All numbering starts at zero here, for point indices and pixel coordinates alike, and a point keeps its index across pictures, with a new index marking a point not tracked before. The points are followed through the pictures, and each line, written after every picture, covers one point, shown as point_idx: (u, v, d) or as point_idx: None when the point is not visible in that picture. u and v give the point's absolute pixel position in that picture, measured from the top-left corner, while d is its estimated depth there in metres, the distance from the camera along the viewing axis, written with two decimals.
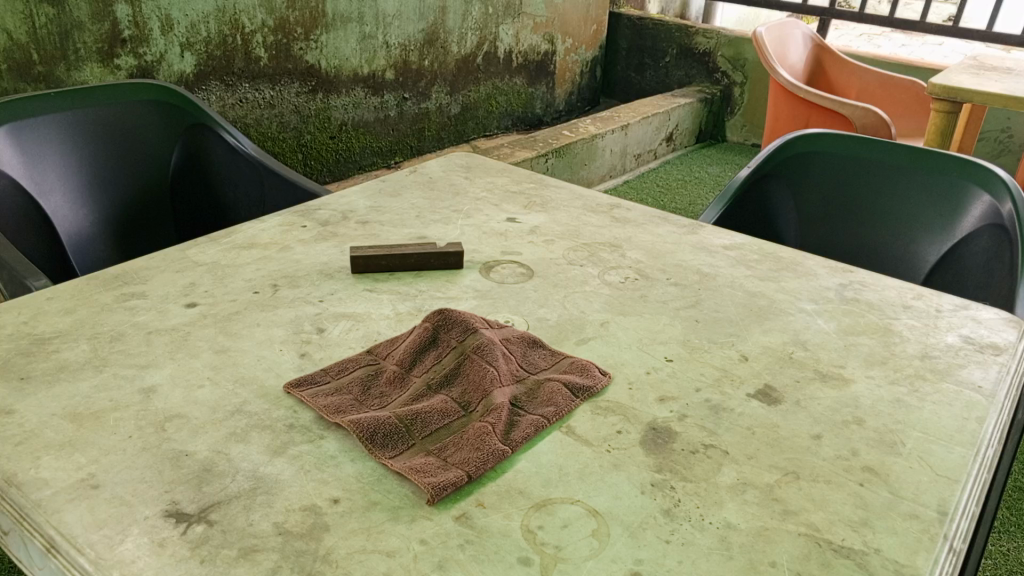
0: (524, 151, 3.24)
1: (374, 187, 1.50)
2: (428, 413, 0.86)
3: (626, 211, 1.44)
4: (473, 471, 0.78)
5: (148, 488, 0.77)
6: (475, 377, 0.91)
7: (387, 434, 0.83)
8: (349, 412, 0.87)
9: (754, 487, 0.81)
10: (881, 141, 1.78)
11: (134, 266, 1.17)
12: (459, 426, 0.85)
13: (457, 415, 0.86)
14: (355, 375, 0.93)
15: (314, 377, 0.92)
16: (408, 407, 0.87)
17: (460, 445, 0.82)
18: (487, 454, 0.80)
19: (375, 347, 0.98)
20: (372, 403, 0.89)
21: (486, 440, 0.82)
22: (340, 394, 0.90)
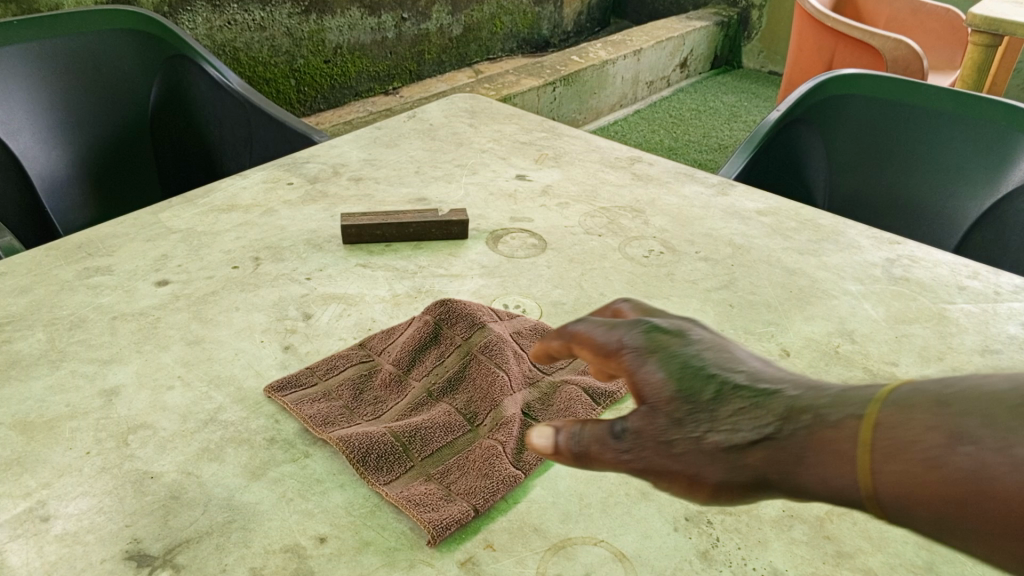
0: (532, 78, 3.04)
1: (369, 136, 1.36)
2: (426, 428, 0.75)
3: (648, 167, 1.31)
4: (481, 504, 0.68)
5: (105, 521, 0.67)
6: (484, 382, 0.80)
7: (380, 454, 0.72)
8: (338, 424, 0.76)
9: (802, 521, 0.70)
10: (923, 85, 1.57)
11: (99, 233, 1.05)
12: (463, 445, 0.74)
13: (461, 430, 0.75)
14: (344, 377, 0.82)
15: (299, 379, 0.81)
16: (404, 419, 0.76)
17: (466, 470, 0.71)
18: (497, 481, 0.70)
19: (368, 342, 0.87)
20: (363, 414, 0.78)
21: (495, 463, 0.72)
22: (327, 400, 0.79)
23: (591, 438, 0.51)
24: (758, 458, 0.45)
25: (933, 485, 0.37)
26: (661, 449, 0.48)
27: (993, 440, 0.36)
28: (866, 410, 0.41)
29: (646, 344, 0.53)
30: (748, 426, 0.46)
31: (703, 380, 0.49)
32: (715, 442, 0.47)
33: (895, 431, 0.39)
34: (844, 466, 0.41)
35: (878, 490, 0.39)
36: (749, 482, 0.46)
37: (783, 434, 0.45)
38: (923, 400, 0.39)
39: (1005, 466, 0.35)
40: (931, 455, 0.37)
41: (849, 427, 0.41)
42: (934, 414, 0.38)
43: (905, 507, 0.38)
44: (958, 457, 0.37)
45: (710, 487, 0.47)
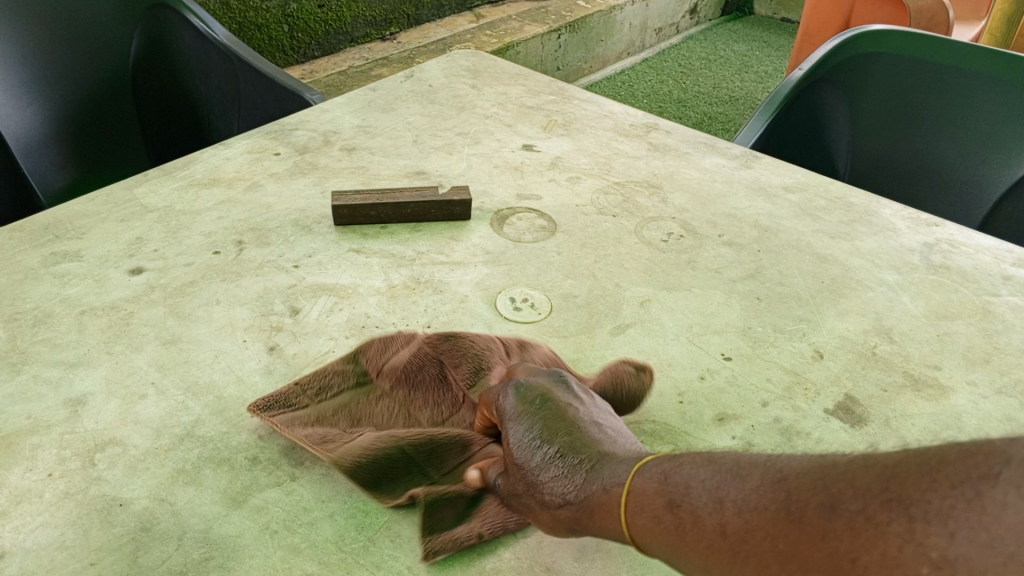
0: (535, 25, 2.90)
1: (363, 98, 1.26)
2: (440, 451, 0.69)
3: (664, 135, 1.22)
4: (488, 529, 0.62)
5: (67, 558, 0.60)
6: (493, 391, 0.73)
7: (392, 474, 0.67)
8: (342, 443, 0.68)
9: None
10: (955, 43, 1.42)
11: (69, 212, 0.96)
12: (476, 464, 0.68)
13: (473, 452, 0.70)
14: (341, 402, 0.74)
15: (289, 398, 0.72)
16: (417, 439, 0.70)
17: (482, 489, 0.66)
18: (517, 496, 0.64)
19: (361, 351, 0.78)
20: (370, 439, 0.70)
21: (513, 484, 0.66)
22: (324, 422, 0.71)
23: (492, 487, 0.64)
24: (567, 514, 0.56)
25: (659, 532, 0.48)
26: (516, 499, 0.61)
27: (692, 502, 0.46)
28: (626, 477, 0.53)
29: (516, 410, 0.64)
30: (559, 488, 0.57)
31: (533, 449, 0.60)
32: (541, 499, 0.58)
33: (638, 495, 0.50)
34: (611, 517, 0.52)
35: (633, 533, 0.50)
36: (564, 528, 0.57)
37: (581, 499, 0.55)
38: (657, 474, 0.51)
39: (691, 519, 0.46)
40: (655, 510, 0.49)
41: (616, 492, 0.53)
42: (661, 487, 0.49)
43: (647, 544, 0.49)
44: (670, 515, 0.47)
45: (545, 530, 0.59)
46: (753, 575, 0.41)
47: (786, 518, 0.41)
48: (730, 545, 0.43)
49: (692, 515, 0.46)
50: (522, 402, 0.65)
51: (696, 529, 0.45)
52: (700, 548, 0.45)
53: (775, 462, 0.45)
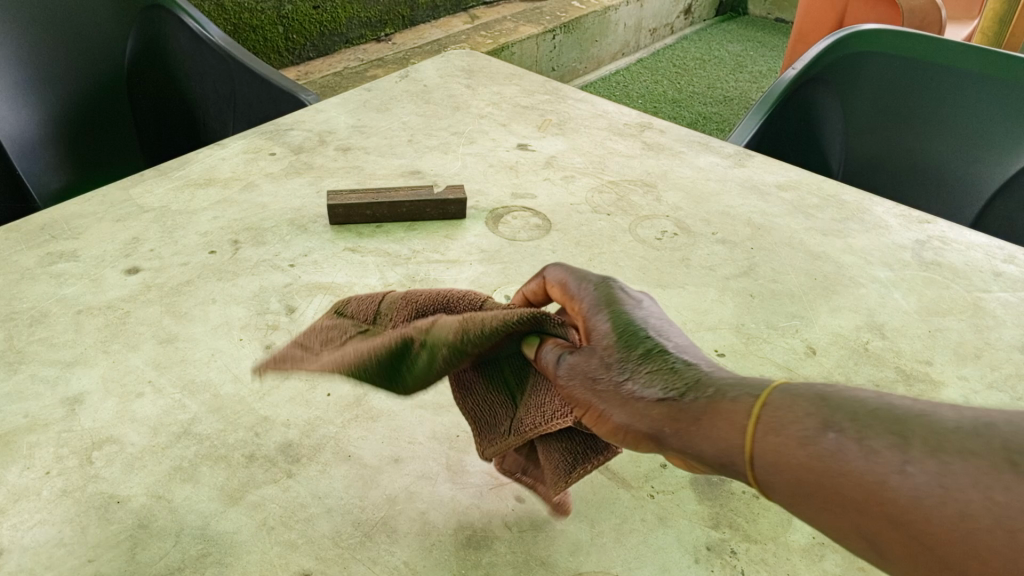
0: (530, 26, 2.90)
1: (358, 98, 1.27)
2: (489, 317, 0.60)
3: (659, 134, 1.22)
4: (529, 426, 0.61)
5: (66, 555, 0.60)
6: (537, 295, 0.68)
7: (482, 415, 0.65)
8: (395, 352, 0.61)
9: (834, 550, 0.64)
10: (946, 41, 1.43)
11: (65, 212, 0.96)
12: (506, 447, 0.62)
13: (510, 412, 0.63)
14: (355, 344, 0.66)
15: (288, 360, 0.68)
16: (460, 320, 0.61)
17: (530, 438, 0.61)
18: (586, 443, 0.60)
19: (343, 309, 0.72)
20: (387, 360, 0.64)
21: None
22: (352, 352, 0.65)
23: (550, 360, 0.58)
24: (659, 412, 0.49)
25: (812, 459, 0.42)
26: (588, 389, 0.54)
27: (861, 432, 0.41)
28: (762, 392, 0.46)
29: (607, 300, 0.59)
30: (660, 386, 0.51)
31: (636, 339, 0.55)
32: (630, 390, 0.51)
33: (788, 410, 0.44)
34: (731, 432, 0.45)
35: (768, 453, 0.44)
36: (645, 431, 0.50)
37: (691, 399, 0.49)
38: (806, 394, 0.45)
39: (858, 452, 0.40)
40: (806, 434, 0.43)
41: (745, 402, 0.46)
42: (820, 405, 0.43)
43: (781, 474, 0.43)
44: (827, 439, 0.42)
45: (612, 425, 0.52)
46: (948, 525, 0.37)
47: (1006, 471, 0.37)
48: (915, 489, 0.38)
49: (865, 447, 0.40)
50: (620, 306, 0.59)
51: (866, 463, 0.40)
52: (862, 487, 0.40)
53: (956, 409, 0.41)
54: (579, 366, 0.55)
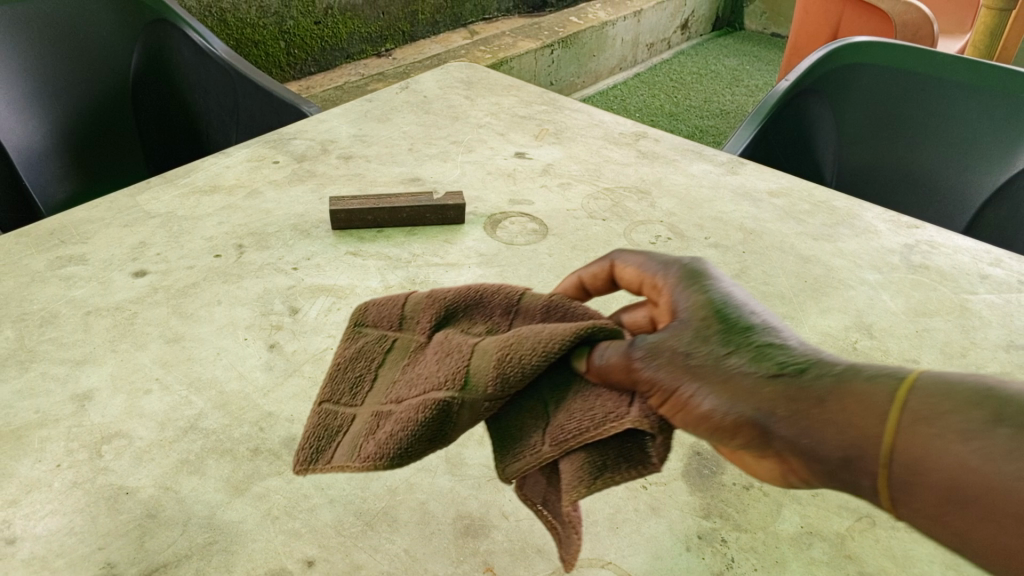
0: (529, 41, 2.94)
1: (359, 109, 1.29)
2: (535, 337, 0.58)
3: (653, 143, 1.25)
4: (567, 432, 0.55)
5: (77, 543, 0.62)
6: (596, 280, 0.67)
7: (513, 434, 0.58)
8: (437, 415, 0.56)
9: (822, 539, 0.66)
10: (937, 54, 1.46)
11: (74, 218, 0.99)
12: (533, 454, 0.56)
13: (545, 422, 0.57)
14: (390, 377, 0.64)
15: (327, 424, 0.61)
16: (498, 346, 0.59)
17: (567, 442, 0.55)
18: (619, 450, 0.55)
19: (362, 320, 0.68)
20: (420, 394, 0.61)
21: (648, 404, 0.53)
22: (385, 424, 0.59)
23: (618, 350, 0.55)
24: (771, 394, 0.48)
25: (966, 457, 0.40)
26: (671, 370, 0.51)
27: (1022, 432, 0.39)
28: (904, 381, 0.45)
29: (687, 277, 0.58)
30: (765, 368, 0.49)
31: (732, 318, 0.53)
32: (730, 370, 0.50)
33: (936, 402, 0.43)
34: (868, 422, 0.44)
35: (913, 448, 0.42)
36: (752, 412, 0.48)
37: (807, 386, 0.48)
38: (956, 386, 0.43)
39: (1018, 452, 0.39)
40: (960, 429, 0.41)
41: (886, 388, 0.45)
42: (974, 398, 0.42)
43: (927, 470, 0.42)
44: (984, 435, 0.40)
45: (707, 408, 0.49)
46: None
47: None
48: None
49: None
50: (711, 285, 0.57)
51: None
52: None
53: None
54: (668, 345, 0.53)
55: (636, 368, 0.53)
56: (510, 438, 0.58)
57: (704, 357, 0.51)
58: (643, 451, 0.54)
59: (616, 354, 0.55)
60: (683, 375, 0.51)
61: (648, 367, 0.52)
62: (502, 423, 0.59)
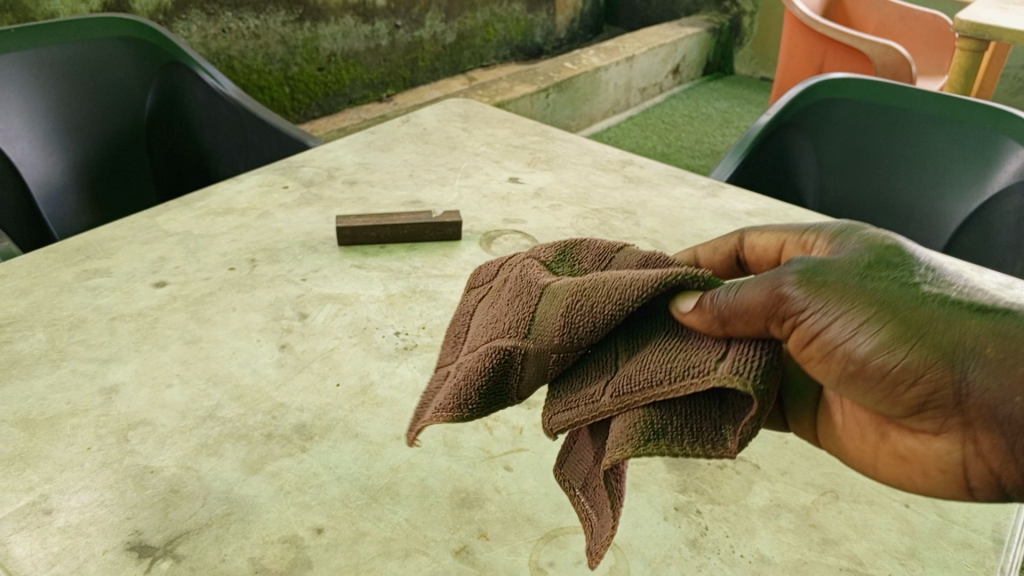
0: (525, 85, 3.06)
1: (363, 140, 1.38)
2: (614, 282, 0.59)
3: (639, 169, 1.33)
4: (634, 385, 0.55)
5: (107, 514, 0.68)
6: (715, 254, 0.74)
7: (574, 381, 0.60)
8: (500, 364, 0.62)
9: (789, 510, 0.72)
10: (909, 88, 1.55)
11: (98, 236, 1.06)
12: (587, 406, 0.57)
13: (611, 375, 0.58)
14: (479, 317, 0.71)
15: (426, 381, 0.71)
16: (569, 293, 0.61)
17: (627, 397, 0.55)
18: (686, 421, 0.53)
19: (475, 282, 0.77)
20: (489, 330, 0.66)
21: (739, 364, 0.52)
22: (451, 375, 0.66)
23: (755, 280, 0.54)
24: (967, 332, 0.48)
25: None
26: (835, 297, 0.51)
27: None
28: None
29: (838, 232, 0.61)
30: (955, 304, 0.50)
31: (908, 256, 0.54)
32: (914, 303, 0.50)
33: None
34: None
35: None
36: (945, 349, 0.48)
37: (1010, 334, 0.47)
38: None
39: None
40: None
41: None
42: None
43: None
44: None
45: (889, 335, 0.49)
46: None
47: None
48: None
49: None
50: (881, 235, 0.57)
51: None
52: None
53: None
54: (838, 274, 0.52)
55: (789, 291, 0.52)
56: (574, 388, 0.60)
57: (882, 289, 0.51)
58: (720, 432, 0.53)
59: (751, 281, 0.54)
60: (855, 302, 0.51)
61: (806, 290, 0.52)
62: (568, 373, 0.61)
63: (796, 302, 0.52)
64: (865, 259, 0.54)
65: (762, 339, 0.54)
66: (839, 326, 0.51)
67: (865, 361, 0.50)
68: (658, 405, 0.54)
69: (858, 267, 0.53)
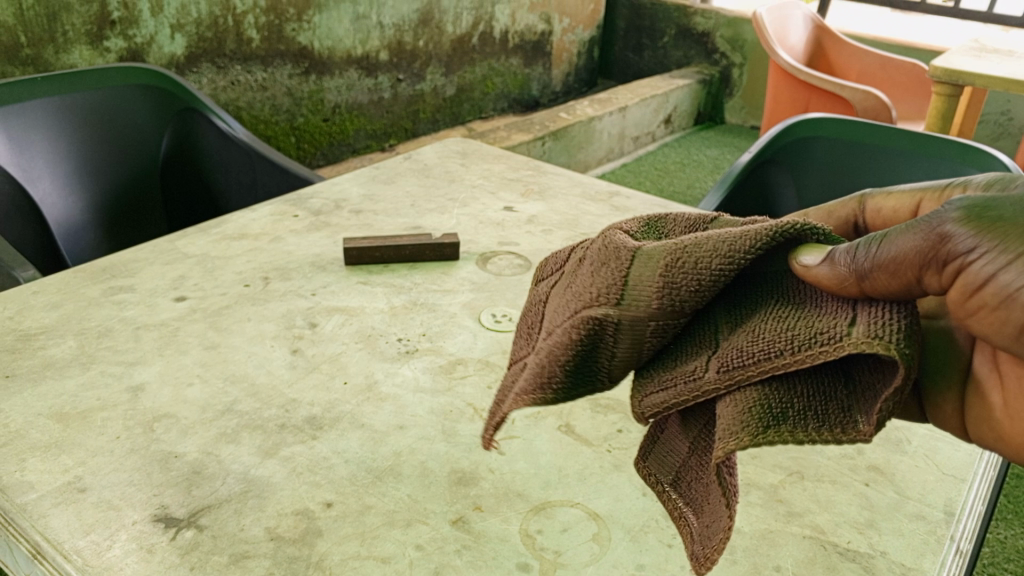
0: (521, 134, 3.18)
1: (368, 175, 1.47)
2: (718, 240, 0.57)
3: (625, 199, 1.42)
4: (756, 358, 0.54)
5: (136, 491, 0.75)
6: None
7: (676, 360, 0.58)
8: (591, 333, 0.59)
9: (758, 488, 0.79)
10: (880, 125, 1.65)
11: (123, 258, 1.15)
12: (688, 384, 0.56)
13: (715, 351, 0.56)
14: (559, 298, 0.69)
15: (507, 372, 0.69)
16: (665, 254, 0.59)
17: (739, 370, 0.54)
18: (808, 401, 0.52)
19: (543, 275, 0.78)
20: (574, 302, 0.64)
21: (874, 329, 0.51)
22: (536, 356, 0.63)
23: (913, 227, 0.53)
24: None
25: None
26: (1010, 237, 0.49)
27: None
28: None
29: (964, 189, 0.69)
30: None
31: None
32: None
33: None
34: None
35: None
36: None
37: None
38: None
39: None
40: None
41: None
42: None
43: None
44: None
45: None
46: None
47: None
48: None
49: None
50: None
51: None
52: None
53: None
54: (1010, 209, 0.50)
55: (953, 232, 0.51)
56: (667, 371, 0.58)
57: None
58: (849, 414, 0.52)
59: (903, 229, 0.53)
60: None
61: (974, 230, 0.50)
62: (669, 350, 0.59)
63: (961, 244, 0.50)
64: None
65: (916, 290, 0.52)
66: (1015, 270, 0.49)
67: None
68: (778, 381, 0.53)
69: None
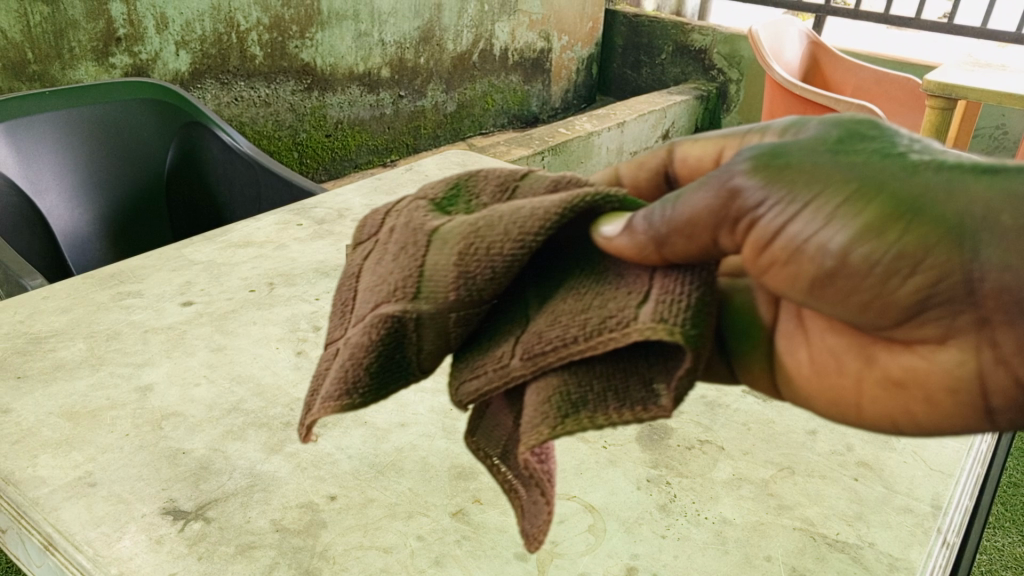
0: (521, 149, 3.22)
1: (370, 185, 1.50)
2: (510, 221, 0.54)
3: None
4: (558, 342, 0.51)
5: (145, 485, 0.77)
6: (638, 171, 0.68)
7: (485, 347, 0.56)
8: (391, 334, 0.55)
9: (749, 482, 0.81)
10: None
11: (130, 265, 1.17)
12: (496, 372, 0.53)
13: (521, 335, 0.54)
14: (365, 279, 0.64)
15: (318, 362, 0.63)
16: (462, 236, 0.55)
17: (543, 356, 0.52)
18: (607, 382, 0.51)
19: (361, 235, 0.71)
20: (376, 290, 0.59)
21: (662, 308, 0.49)
22: (339, 354, 0.58)
23: (699, 184, 0.50)
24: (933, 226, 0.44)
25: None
26: (797, 182, 0.47)
27: None
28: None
29: None
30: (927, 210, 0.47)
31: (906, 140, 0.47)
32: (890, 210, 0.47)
33: None
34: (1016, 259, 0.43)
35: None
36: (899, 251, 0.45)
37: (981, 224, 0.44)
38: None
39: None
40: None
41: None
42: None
43: None
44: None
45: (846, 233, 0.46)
46: None
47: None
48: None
49: None
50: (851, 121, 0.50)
51: None
52: None
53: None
54: (802, 154, 0.48)
55: (743, 185, 0.48)
56: (479, 358, 0.56)
57: (855, 165, 0.46)
58: (651, 389, 0.50)
59: (693, 186, 0.50)
60: (826, 183, 0.46)
61: (761, 180, 0.48)
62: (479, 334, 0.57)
63: (749, 197, 0.48)
64: (830, 137, 0.49)
65: (715, 250, 0.51)
66: (800, 220, 0.47)
67: (841, 256, 0.46)
68: (576, 365, 0.51)
69: (824, 145, 0.48)
